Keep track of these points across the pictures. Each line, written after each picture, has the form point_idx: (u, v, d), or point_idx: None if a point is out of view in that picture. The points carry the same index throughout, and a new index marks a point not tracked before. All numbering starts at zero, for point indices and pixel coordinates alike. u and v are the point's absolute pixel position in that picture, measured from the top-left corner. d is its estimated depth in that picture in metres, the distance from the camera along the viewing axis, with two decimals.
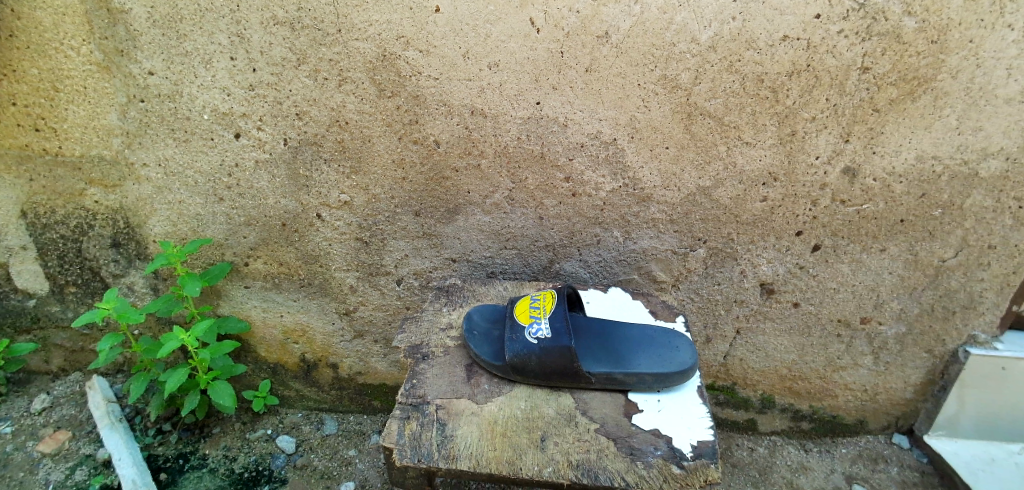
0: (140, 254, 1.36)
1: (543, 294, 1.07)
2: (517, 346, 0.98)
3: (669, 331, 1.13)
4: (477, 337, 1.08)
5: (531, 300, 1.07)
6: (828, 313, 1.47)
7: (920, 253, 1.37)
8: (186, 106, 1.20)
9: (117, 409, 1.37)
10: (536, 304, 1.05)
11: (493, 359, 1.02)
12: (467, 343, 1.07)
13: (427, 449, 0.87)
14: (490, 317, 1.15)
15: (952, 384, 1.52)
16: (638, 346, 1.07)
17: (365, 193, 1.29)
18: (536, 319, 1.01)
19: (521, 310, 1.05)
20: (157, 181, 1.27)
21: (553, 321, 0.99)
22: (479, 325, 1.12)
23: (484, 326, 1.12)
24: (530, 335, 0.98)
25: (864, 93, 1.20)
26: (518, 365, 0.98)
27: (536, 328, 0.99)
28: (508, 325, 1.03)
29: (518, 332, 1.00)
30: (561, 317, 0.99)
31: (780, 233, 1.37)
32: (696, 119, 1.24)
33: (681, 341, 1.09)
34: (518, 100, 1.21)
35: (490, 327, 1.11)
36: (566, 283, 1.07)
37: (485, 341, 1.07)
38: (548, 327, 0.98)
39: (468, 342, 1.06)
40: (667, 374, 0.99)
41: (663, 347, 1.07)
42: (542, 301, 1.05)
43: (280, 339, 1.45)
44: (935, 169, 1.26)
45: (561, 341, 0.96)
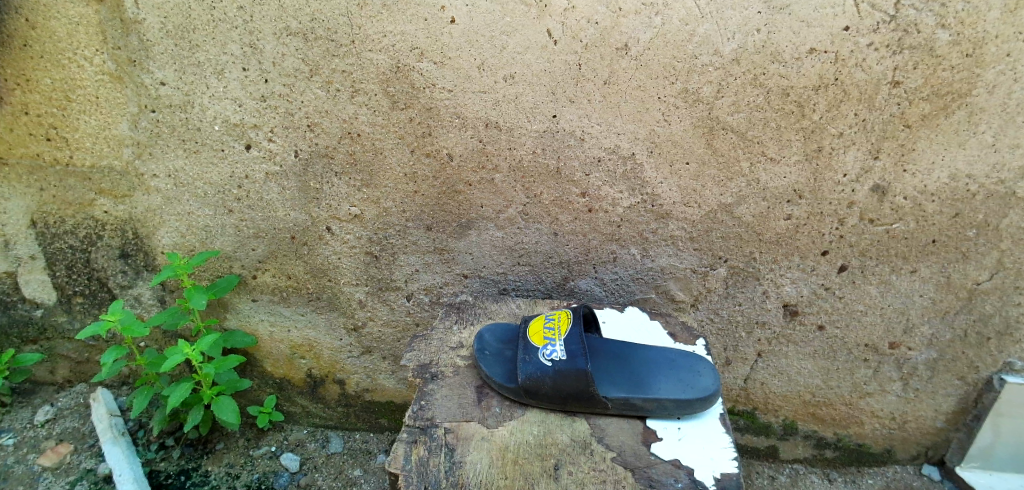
0: (148, 265, 1.34)
1: (558, 314, 1.02)
2: (531, 368, 0.94)
3: (689, 353, 1.08)
4: (488, 357, 1.04)
5: (545, 320, 1.02)
6: (855, 336, 1.41)
7: (953, 275, 1.30)
8: (197, 117, 1.19)
9: (120, 422, 1.35)
10: (550, 324, 1.00)
11: (505, 381, 0.97)
12: (478, 364, 1.02)
13: (434, 477, 0.83)
14: (502, 336, 1.11)
15: (986, 413, 1.44)
16: (658, 369, 1.02)
17: (376, 207, 1.26)
18: (551, 340, 0.96)
19: (535, 330, 1.00)
20: (166, 192, 1.26)
21: (568, 343, 0.95)
22: (490, 344, 1.08)
23: (496, 345, 1.08)
24: (544, 357, 0.94)
25: (895, 108, 1.15)
26: (531, 387, 0.93)
27: (550, 350, 0.95)
28: (521, 346, 0.99)
29: (532, 353, 0.96)
30: (577, 338, 0.95)
31: (805, 253, 1.31)
32: (717, 134, 1.19)
33: (703, 365, 1.04)
34: (533, 113, 1.18)
35: (502, 346, 1.07)
36: (582, 303, 1.02)
37: (496, 362, 1.02)
38: (563, 349, 0.94)
39: (479, 363, 1.02)
40: (689, 400, 0.94)
41: (684, 370, 1.02)
42: (557, 321, 1.00)
43: (286, 353, 1.42)
44: (970, 187, 1.20)
45: (577, 364, 0.92)
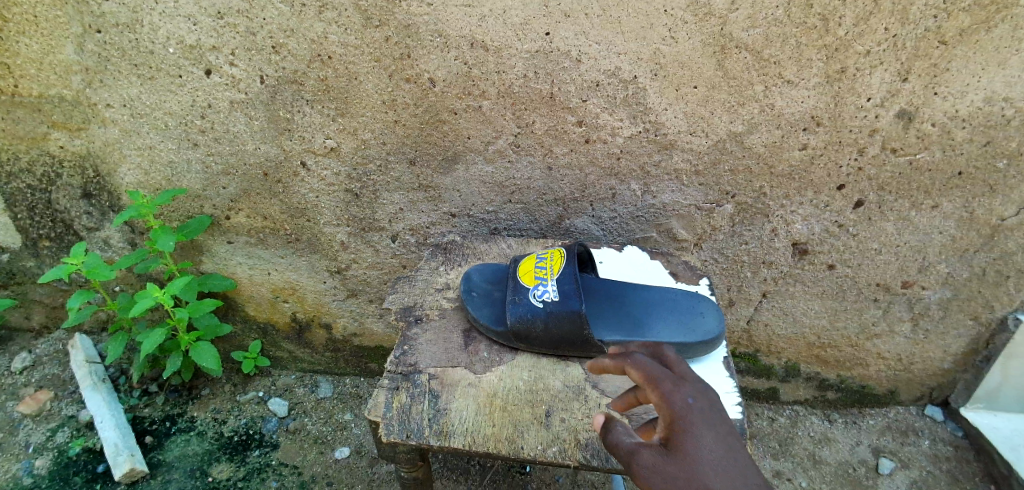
0: (114, 205, 1.25)
1: (550, 253, 0.94)
2: (521, 310, 0.87)
3: (693, 295, 1.01)
4: (476, 299, 0.97)
5: (536, 259, 0.94)
6: (865, 276, 1.34)
7: (977, 210, 1.21)
8: (148, 38, 1.06)
9: (100, 369, 1.30)
10: (542, 263, 0.92)
11: (494, 324, 0.91)
12: (466, 306, 0.95)
13: (417, 425, 0.78)
14: (491, 277, 1.03)
15: (996, 354, 1.39)
16: (658, 311, 0.95)
17: (354, 139, 1.16)
18: (543, 280, 0.89)
19: (527, 270, 0.93)
20: (124, 124, 1.15)
21: (562, 283, 0.87)
22: (478, 286, 1.00)
23: (485, 287, 1.00)
24: (536, 298, 0.87)
25: (931, 21, 1.01)
26: (521, 330, 0.87)
27: (542, 291, 0.87)
28: (511, 287, 0.91)
29: (522, 295, 0.89)
30: (571, 278, 0.88)
31: (819, 187, 1.22)
32: (731, 53, 1.06)
33: (707, 307, 0.97)
34: (524, 30, 1.04)
35: (491, 288, 1.00)
36: (577, 241, 0.94)
37: (485, 304, 0.95)
38: (555, 290, 0.87)
39: (466, 305, 0.95)
40: (691, 343, 0.87)
41: (687, 312, 0.95)
42: (550, 260, 0.93)
43: (268, 297, 1.36)
44: (1006, 112, 1.08)
45: (571, 305, 0.85)
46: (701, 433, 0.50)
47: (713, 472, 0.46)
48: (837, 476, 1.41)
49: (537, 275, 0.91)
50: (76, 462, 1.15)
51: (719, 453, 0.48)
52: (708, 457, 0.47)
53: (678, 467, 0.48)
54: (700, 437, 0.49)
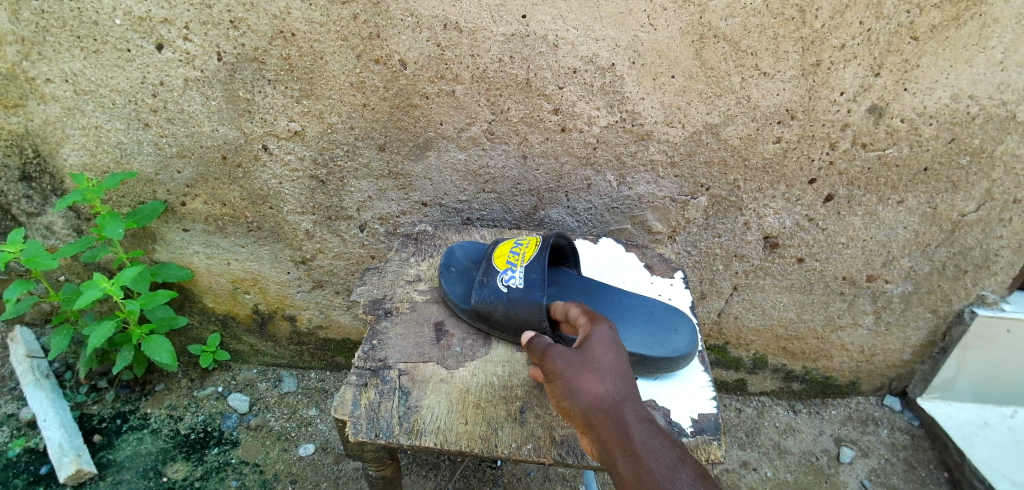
0: (57, 189, 1.16)
1: (529, 239, 0.91)
2: (486, 291, 0.85)
3: (673, 309, 0.93)
4: (452, 274, 0.96)
5: (514, 243, 0.91)
6: (833, 270, 1.36)
7: (940, 206, 1.24)
8: (91, 7, 0.97)
9: (43, 364, 1.21)
10: (518, 249, 0.89)
11: (461, 301, 0.90)
12: (439, 278, 0.95)
13: (386, 423, 0.74)
14: (475, 255, 1.01)
15: (953, 346, 1.44)
16: (629, 321, 0.88)
17: (320, 122, 1.10)
18: (512, 265, 0.86)
19: (501, 252, 0.90)
20: (66, 101, 1.06)
21: (529, 271, 0.84)
22: (459, 261, 0.99)
23: (465, 263, 0.99)
24: (501, 282, 0.85)
25: (904, 17, 1.01)
26: (482, 312, 0.85)
27: (508, 276, 0.85)
28: (482, 267, 0.89)
29: (490, 277, 0.87)
30: (541, 268, 0.84)
31: (791, 180, 1.22)
32: (709, 43, 1.04)
33: (684, 324, 0.89)
34: (500, 12, 1.00)
35: (471, 264, 0.98)
36: (558, 231, 0.90)
37: (458, 280, 0.94)
38: (522, 276, 0.84)
39: (441, 278, 0.95)
40: (651, 358, 0.80)
41: (659, 327, 0.87)
42: (526, 246, 0.89)
43: (228, 288, 1.30)
44: (971, 109, 1.11)
45: (534, 293, 0.81)
46: (618, 354, 0.65)
47: (614, 376, 0.62)
48: (802, 466, 1.44)
49: (510, 258, 0.88)
50: (16, 464, 1.07)
51: (623, 368, 0.63)
52: (615, 365, 0.63)
53: (591, 361, 0.63)
54: (609, 352, 0.65)
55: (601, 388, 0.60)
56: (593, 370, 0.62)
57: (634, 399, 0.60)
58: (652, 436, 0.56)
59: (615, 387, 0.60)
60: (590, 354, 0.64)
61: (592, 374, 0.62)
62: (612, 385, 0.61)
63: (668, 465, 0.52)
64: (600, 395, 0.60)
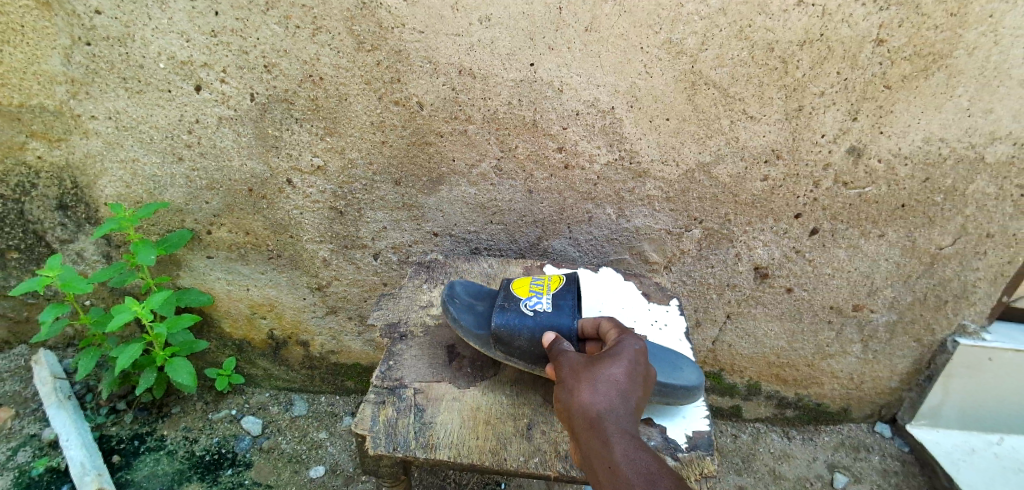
0: (91, 217, 1.24)
1: (548, 276, 0.95)
2: (510, 315, 0.85)
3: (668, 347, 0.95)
4: (457, 304, 0.92)
5: (532, 279, 0.94)
6: (821, 299, 1.43)
7: (918, 240, 1.32)
8: (138, 53, 1.07)
9: (66, 385, 1.26)
10: (539, 281, 0.92)
11: (477, 329, 0.87)
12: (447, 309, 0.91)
13: (404, 438, 0.80)
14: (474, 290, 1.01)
15: (938, 374, 1.50)
16: None
17: (341, 158, 1.19)
18: (538, 293, 0.89)
19: (521, 284, 0.92)
20: (108, 136, 1.15)
21: (556, 299, 0.87)
22: (460, 295, 0.96)
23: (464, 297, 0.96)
24: (528, 307, 0.86)
25: (876, 68, 1.12)
26: (503, 337, 0.83)
27: (535, 302, 0.87)
28: (502, 295, 0.90)
29: (513, 303, 0.87)
30: (568, 296, 0.88)
31: (779, 215, 1.31)
32: (700, 89, 1.15)
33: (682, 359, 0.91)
34: (510, 60, 1.11)
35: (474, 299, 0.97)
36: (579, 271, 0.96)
37: (466, 310, 0.91)
38: (550, 303, 0.86)
39: (448, 307, 0.91)
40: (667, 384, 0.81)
41: (662, 359, 0.88)
42: (548, 280, 0.93)
43: (246, 313, 1.36)
44: (942, 151, 1.20)
45: (563, 317, 0.84)
46: (624, 368, 0.69)
47: (608, 390, 0.67)
48: None
49: (532, 288, 0.91)
50: (38, 482, 1.10)
51: (623, 384, 0.68)
52: (612, 378, 0.68)
53: (589, 374, 0.69)
54: (615, 366, 0.70)
55: (591, 402, 0.67)
56: (588, 382, 0.68)
57: (624, 414, 0.66)
58: (632, 451, 0.62)
59: (605, 401, 0.66)
60: (592, 367, 0.70)
61: (587, 385, 0.68)
62: (603, 399, 0.67)
63: (643, 482, 0.59)
64: (590, 407, 0.66)
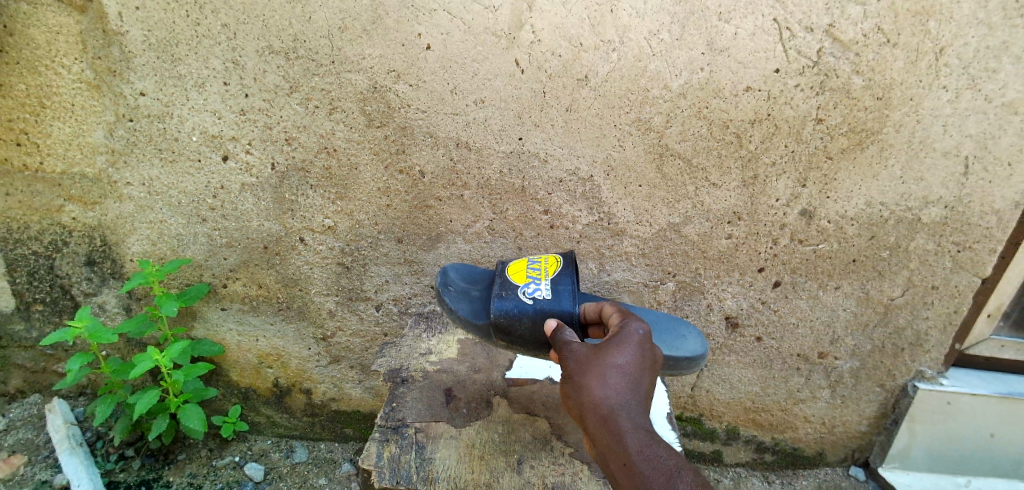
0: (115, 272, 1.35)
1: (543, 259, 1.10)
2: (510, 303, 1.00)
3: (676, 319, 1.17)
4: (454, 294, 1.07)
5: (529, 263, 1.09)
6: (788, 347, 1.55)
7: (871, 292, 1.45)
8: (175, 128, 1.22)
9: (77, 433, 1.36)
10: (534, 266, 1.08)
11: (475, 316, 1.02)
12: (444, 299, 1.05)
13: (406, 472, 0.88)
14: (467, 276, 1.15)
15: (903, 418, 1.60)
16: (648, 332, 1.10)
17: (349, 219, 1.32)
18: (535, 281, 1.04)
19: (519, 271, 1.07)
20: (140, 200, 1.28)
21: (553, 285, 1.03)
22: (456, 283, 1.10)
23: (461, 285, 1.11)
24: (526, 294, 1.02)
25: (818, 142, 1.29)
26: (505, 322, 0.99)
27: (533, 289, 1.02)
28: (500, 283, 1.05)
29: (512, 291, 1.03)
30: (563, 282, 1.04)
31: (743, 269, 1.45)
32: (667, 160, 1.31)
33: (688, 330, 1.13)
34: (501, 135, 1.27)
35: (468, 284, 1.12)
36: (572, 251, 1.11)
37: (463, 299, 1.06)
38: (547, 289, 1.02)
39: (445, 297, 1.06)
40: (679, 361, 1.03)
41: (671, 334, 1.10)
42: (543, 264, 1.08)
43: (254, 362, 1.46)
44: (883, 213, 1.36)
45: (560, 303, 1.00)
46: (629, 361, 0.77)
47: (617, 383, 0.74)
48: None
49: (529, 273, 1.06)
50: None
51: (630, 376, 0.75)
52: (619, 373, 0.75)
53: (598, 367, 0.76)
54: (621, 358, 0.77)
55: (603, 398, 0.73)
56: (598, 376, 0.75)
57: (634, 406, 0.72)
58: (647, 443, 0.68)
59: (615, 394, 0.73)
60: (599, 360, 0.77)
61: (597, 379, 0.75)
62: (614, 395, 0.73)
63: (658, 470, 0.65)
64: (601, 401, 0.73)
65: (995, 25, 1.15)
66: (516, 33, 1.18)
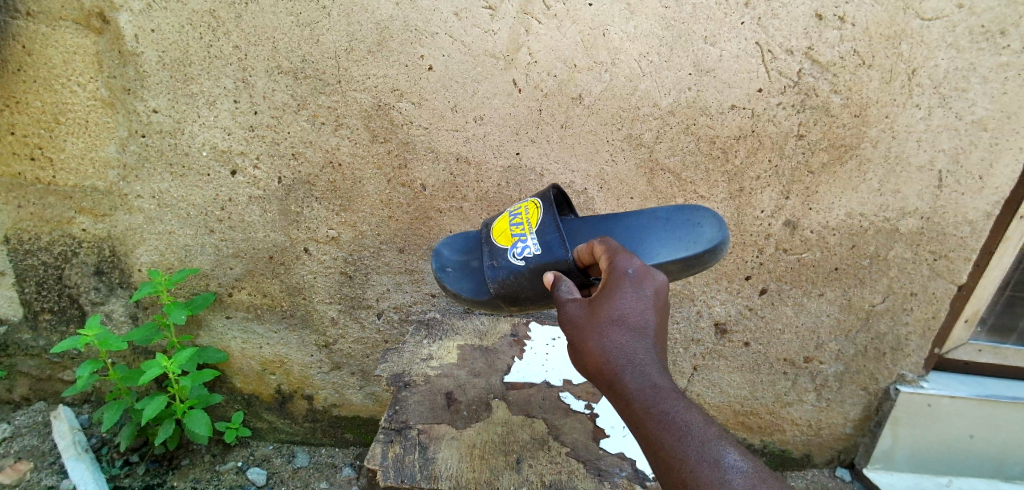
0: (123, 281, 1.38)
1: (524, 209, 1.00)
2: (504, 272, 0.94)
3: (688, 206, 0.96)
4: (452, 277, 1.05)
5: (513, 218, 1.00)
6: (775, 352, 1.61)
7: (854, 298, 1.52)
8: (185, 143, 1.27)
9: (83, 439, 1.39)
10: (517, 221, 0.98)
11: (477, 295, 1.00)
12: (444, 285, 1.04)
13: (410, 471, 0.92)
14: (460, 250, 1.12)
15: (885, 420, 1.66)
16: (651, 234, 0.93)
17: (352, 230, 1.37)
18: (522, 238, 0.95)
19: (505, 232, 0.99)
20: (150, 212, 1.32)
21: (541, 237, 0.93)
22: (452, 264, 1.08)
23: (457, 265, 1.08)
24: (517, 257, 0.94)
25: (800, 157, 1.36)
26: (506, 292, 0.95)
27: (522, 249, 0.94)
28: (489, 252, 0.98)
29: (503, 257, 0.96)
30: (549, 229, 0.93)
31: (731, 277, 1.51)
32: (657, 174, 1.37)
33: (704, 214, 0.92)
34: (499, 150, 1.33)
35: (462, 261, 1.09)
36: (549, 189, 0.98)
37: (462, 279, 1.04)
38: (535, 244, 0.93)
39: (444, 282, 1.04)
40: (688, 257, 0.85)
41: (682, 228, 0.91)
42: (525, 216, 0.98)
43: (257, 369, 1.49)
44: (863, 224, 1.43)
45: (551, 254, 0.90)
46: (626, 305, 0.64)
47: (616, 336, 0.62)
48: None
49: (513, 233, 0.97)
50: None
51: (629, 324, 0.63)
52: (617, 325, 0.63)
53: (592, 325, 0.64)
54: (615, 306, 0.65)
55: (602, 357, 0.62)
56: (593, 335, 0.64)
57: (640, 357, 0.60)
58: (657, 399, 0.56)
59: (615, 350, 0.61)
60: (593, 316, 0.65)
61: (593, 337, 0.63)
62: (613, 351, 0.61)
63: (675, 432, 0.53)
64: (601, 362, 0.61)
65: (963, 48, 1.23)
66: (514, 55, 1.24)
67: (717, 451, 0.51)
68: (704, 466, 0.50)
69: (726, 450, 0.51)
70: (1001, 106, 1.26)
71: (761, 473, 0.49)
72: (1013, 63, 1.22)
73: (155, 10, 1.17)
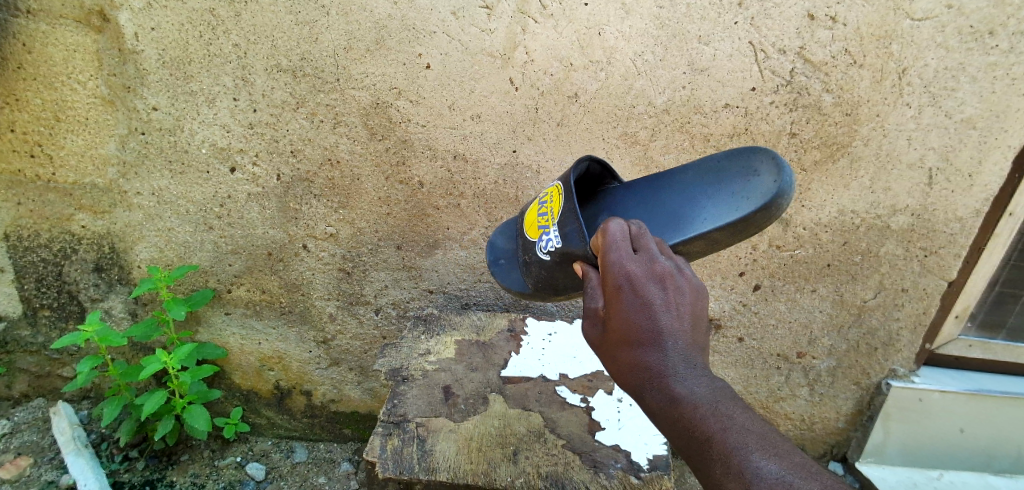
0: (123, 278, 1.40)
1: (552, 197, 1.02)
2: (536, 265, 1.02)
3: (748, 149, 0.94)
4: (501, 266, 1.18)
5: (543, 206, 1.03)
6: (768, 347, 1.63)
7: (846, 295, 1.54)
8: (185, 140, 1.28)
9: (82, 434, 1.40)
10: (546, 211, 1.01)
11: (519, 287, 1.11)
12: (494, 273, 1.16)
13: (409, 463, 0.94)
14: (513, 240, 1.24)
15: (877, 415, 1.69)
16: (710, 201, 0.95)
17: (350, 227, 1.38)
18: (547, 230, 0.99)
19: (536, 223, 1.04)
20: (149, 209, 1.33)
21: (563, 230, 0.94)
22: (504, 253, 1.21)
23: (509, 253, 1.20)
24: (542, 250, 0.99)
25: (792, 154, 1.38)
26: (539, 283, 1.03)
27: (546, 242, 0.98)
28: (526, 244, 1.07)
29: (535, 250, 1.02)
30: (569, 219, 0.93)
31: (725, 273, 1.53)
32: (652, 172, 1.39)
33: (764, 159, 0.89)
34: (497, 148, 1.34)
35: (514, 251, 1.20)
36: (571, 172, 0.98)
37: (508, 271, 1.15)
38: (556, 237, 0.95)
39: (494, 271, 1.17)
40: (744, 217, 0.85)
41: (740, 187, 0.90)
42: (551, 205, 1.00)
43: (256, 365, 1.51)
44: (855, 220, 1.45)
45: (569, 246, 0.91)
46: (626, 323, 0.63)
47: (626, 358, 0.63)
48: None
49: (541, 223, 1.02)
50: None
51: (634, 342, 0.62)
52: (624, 346, 0.63)
53: (606, 349, 0.66)
54: (617, 326, 0.64)
55: (625, 380, 0.63)
56: (610, 359, 0.65)
57: (654, 374, 0.60)
58: (679, 415, 0.56)
59: (629, 372, 0.62)
60: (604, 338, 0.67)
61: (610, 361, 0.65)
62: (629, 373, 0.62)
63: (698, 449, 0.54)
64: (625, 384, 0.63)
65: (952, 47, 1.25)
66: (510, 54, 1.26)
67: (742, 462, 0.51)
68: (727, 479, 0.50)
69: (750, 459, 0.51)
70: (989, 105, 1.29)
71: (789, 477, 0.48)
72: (1001, 63, 1.25)
73: (154, 9, 1.18)
